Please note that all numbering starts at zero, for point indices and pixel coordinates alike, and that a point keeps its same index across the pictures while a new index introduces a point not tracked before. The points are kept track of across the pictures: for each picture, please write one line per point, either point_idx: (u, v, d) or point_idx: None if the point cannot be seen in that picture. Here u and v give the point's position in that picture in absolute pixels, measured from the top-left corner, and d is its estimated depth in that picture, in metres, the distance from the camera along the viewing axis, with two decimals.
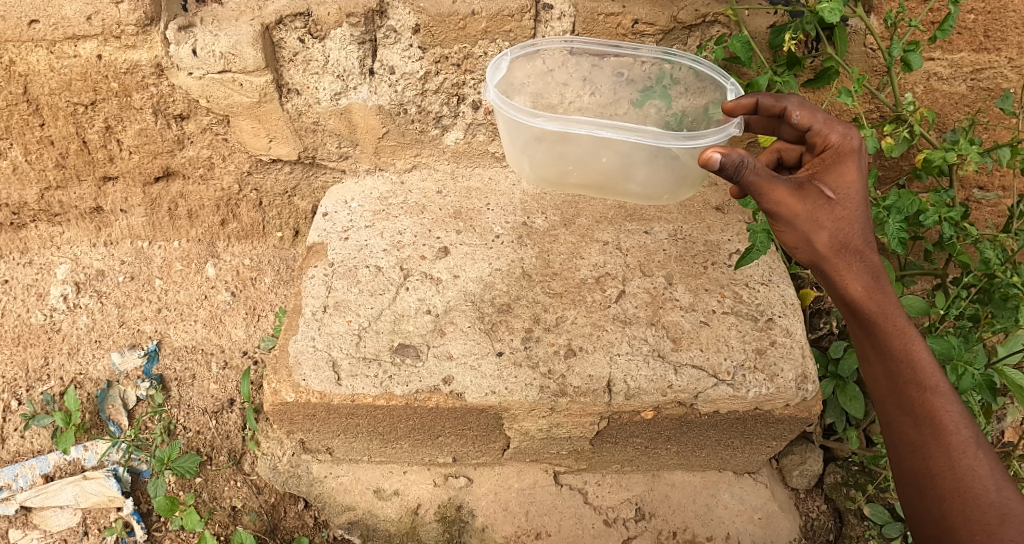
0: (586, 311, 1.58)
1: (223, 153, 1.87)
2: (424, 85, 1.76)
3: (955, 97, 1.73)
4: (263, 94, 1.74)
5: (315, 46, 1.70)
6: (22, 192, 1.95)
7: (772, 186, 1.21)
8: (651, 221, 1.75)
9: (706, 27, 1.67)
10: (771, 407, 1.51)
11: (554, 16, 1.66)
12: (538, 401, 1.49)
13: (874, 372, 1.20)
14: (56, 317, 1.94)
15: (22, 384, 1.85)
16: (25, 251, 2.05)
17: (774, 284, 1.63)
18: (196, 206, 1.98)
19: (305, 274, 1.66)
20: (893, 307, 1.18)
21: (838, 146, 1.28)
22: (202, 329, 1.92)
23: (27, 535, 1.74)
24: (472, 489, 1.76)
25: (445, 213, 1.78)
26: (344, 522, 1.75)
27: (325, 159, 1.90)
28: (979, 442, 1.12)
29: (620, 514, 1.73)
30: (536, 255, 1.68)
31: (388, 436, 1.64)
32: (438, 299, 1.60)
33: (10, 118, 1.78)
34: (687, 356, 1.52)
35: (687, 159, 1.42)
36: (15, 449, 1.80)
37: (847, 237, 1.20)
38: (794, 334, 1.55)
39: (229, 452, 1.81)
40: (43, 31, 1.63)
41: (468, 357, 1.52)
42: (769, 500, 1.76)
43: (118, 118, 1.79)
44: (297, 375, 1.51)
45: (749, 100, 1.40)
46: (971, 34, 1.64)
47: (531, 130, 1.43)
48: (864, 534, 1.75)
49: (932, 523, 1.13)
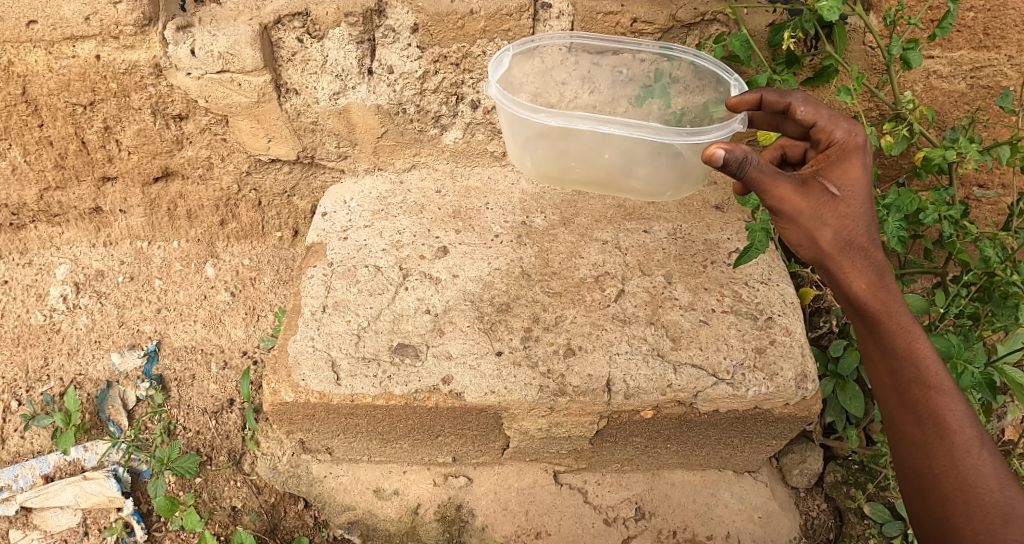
0: (585, 310, 1.58)
1: (222, 153, 1.87)
2: (423, 84, 1.76)
3: (955, 95, 1.72)
4: (261, 94, 1.74)
5: (313, 45, 1.70)
6: (22, 193, 1.95)
7: (776, 182, 1.21)
8: (651, 220, 1.75)
9: (706, 26, 1.67)
10: (771, 406, 1.51)
11: (553, 15, 1.66)
12: (537, 400, 1.49)
13: (878, 370, 1.20)
14: (56, 317, 1.94)
15: (22, 385, 1.86)
16: (25, 252, 2.05)
17: (774, 283, 1.63)
18: (195, 206, 1.98)
19: (304, 274, 1.66)
20: (898, 305, 1.17)
21: (843, 142, 1.29)
22: (202, 329, 1.92)
23: (27, 535, 1.74)
24: (472, 489, 1.76)
25: (444, 213, 1.77)
26: (344, 521, 1.75)
27: (324, 159, 1.90)
28: (983, 441, 1.12)
29: (620, 513, 1.73)
30: (536, 254, 1.68)
31: (388, 436, 1.64)
32: (437, 299, 1.60)
33: (9, 119, 1.78)
34: (687, 355, 1.52)
35: (689, 155, 1.42)
36: (15, 449, 1.80)
37: (851, 234, 1.20)
38: (793, 333, 1.55)
39: (229, 452, 1.81)
40: (42, 31, 1.63)
41: (467, 356, 1.52)
42: (770, 499, 1.76)
43: (117, 119, 1.79)
44: (297, 375, 1.51)
45: (753, 96, 1.39)
46: (971, 32, 1.64)
47: (533, 127, 1.43)
48: (864, 533, 1.74)
49: (935, 522, 1.12)
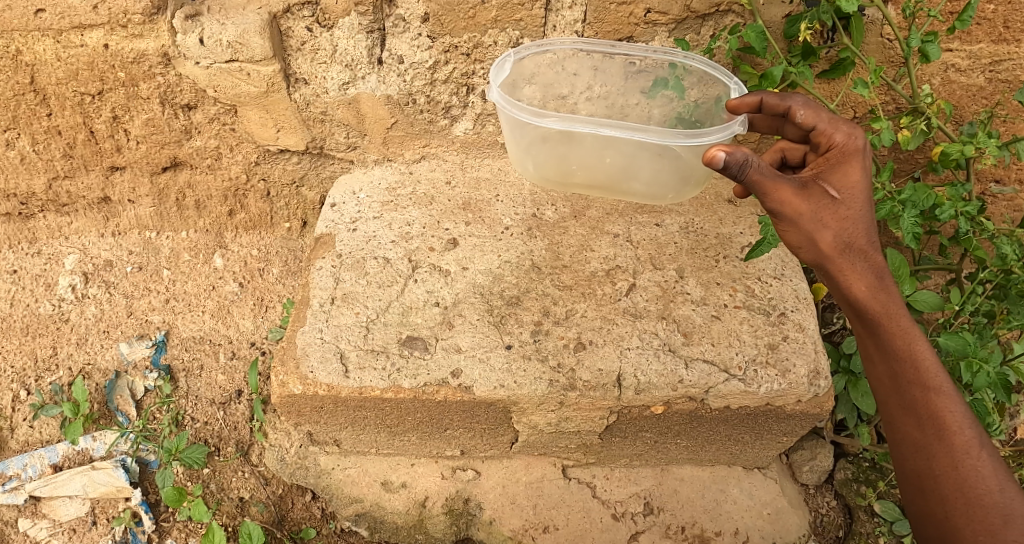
0: (596, 304, 1.56)
1: (231, 144, 1.86)
2: (433, 75, 1.74)
3: (973, 89, 1.70)
4: (270, 83, 1.72)
5: (323, 35, 1.68)
6: (30, 182, 1.94)
7: (777, 185, 1.19)
8: (662, 214, 1.73)
9: (721, 16, 1.64)
10: (782, 403, 1.50)
11: (565, 5, 1.64)
12: (547, 394, 1.48)
13: (877, 371, 1.18)
14: (65, 308, 1.94)
15: (31, 375, 1.86)
16: (34, 241, 2.04)
17: (787, 279, 1.61)
18: (204, 196, 1.98)
19: (313, 265, 1.64)
20: (898, 308, 1.16)
21: (843, 145, 1.28)
22: (210, 320, 1.92)
23: (37, 525, 1.74)
24: (480, 482, 1.75)
25: (453, 205, 1.76)
26: (351, 514, 1.74)
27: (333, 150, 1.89)
28: (983, 442, 1.11)
29: (628, 508, 1.72)
30: (546, 247, 1.66)
31: (396, 428, 1.64)
32: (447, 292, 1.59)
33: (17, 108, 1.77)
34: (699, 351, 1.50)
35: (689, 157, 1.40)
36: (25, 439, 1.81)
37: (851, 236, 1.18)
38: (806, 329, 1.53)
39: (237, 443, 1.80)
40: (49, 20, 1.62)
41: (477, 350, 1.51)
42: (779, 496, 1.74)
43: (126, 109, 1.78)
44: (305, 367, 1.50)
45: (753, 99, 1.38)
46: (990, 24, 1.61)
47: (536, 130, 1.41)
48: (874, 531, 1.73)
49: (935, 523, 1.12)
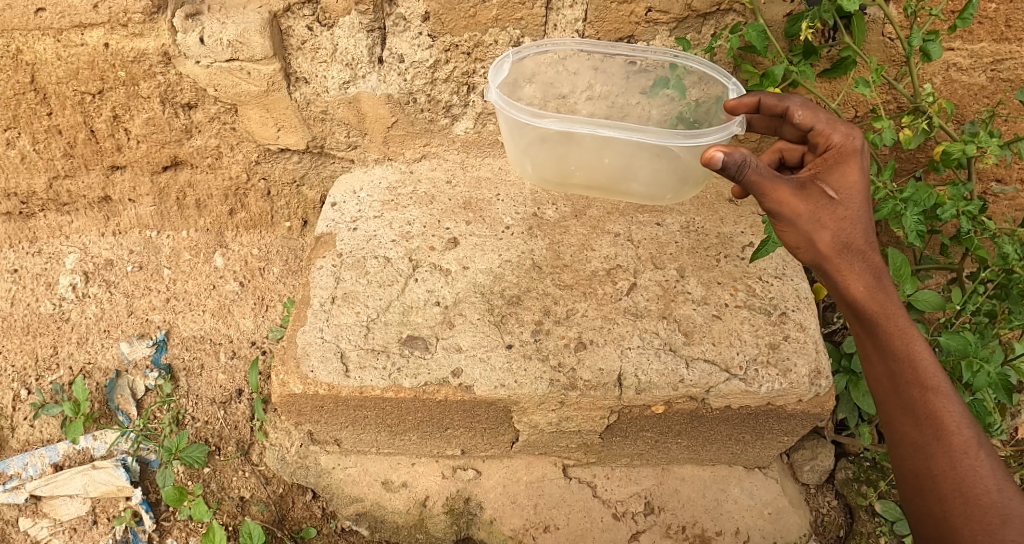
0: (597, 304, 1.56)
1: (232, 143, 1.86)
2: (433, 74, 1.74)
3: (975, 88, 1.69)
4: (271, 83, 1.72)
5: (323, 34, 1.68)
6: (30, 181, 1.94)
7: (775, 185, 1.19)
8: (663, 213, 1.73)
9: (721, 16, 1.64)
10: (783, 402, 1.50)
11: (566, 4, 1.63)
12: (548, 394, 1.47)
13: (876, 372, 1.18)
14: (66, 307, 1.94)
15: (31, 374, 1.86)
16: (34, 241, 2.04)
17: (788, 278, 1.61)
18: (204, 196, 1.97)
19: (313, 265, 1.64)
20: (896, 308, 1.15)
21: (840, 146, 1.28)
22: (211, 319, 1.92)
23: (37, 523, 1.74)
24: (481, 482, 1.75)
25: (454, 204, 1.76)
26: (352, 513, 1.74)
27: (333, 149, 1.89)
28: (981, 441, 1.11)
29: (629, 508, 1.72)
30: (547, 246, 1.66)
31: (396, 428, 1.64)
32: (447, 291, 1.59)
33: (17, 107, 1.77)
34: (700, 350, 1.50)
35: (688, 158, 1.39)
36: (26, 438, 1.82)
37: (849, 237, 1.18)
38: (807, 329, 1.53)
39: (238, 443, 1.80)
40: (49, 19, 1.62)
41: (477, 349, 1.51)
42: (780, 495, 1.74)
43: (126, 108, 1.78)
44: (306, 366, 1.50)
45: (751, 99, 1.38)
46: (992, 23, 1.60)
47: (535, 131, 1.41)
48: (875, 531, 1.73)
49: (934, 523, 1.11)
